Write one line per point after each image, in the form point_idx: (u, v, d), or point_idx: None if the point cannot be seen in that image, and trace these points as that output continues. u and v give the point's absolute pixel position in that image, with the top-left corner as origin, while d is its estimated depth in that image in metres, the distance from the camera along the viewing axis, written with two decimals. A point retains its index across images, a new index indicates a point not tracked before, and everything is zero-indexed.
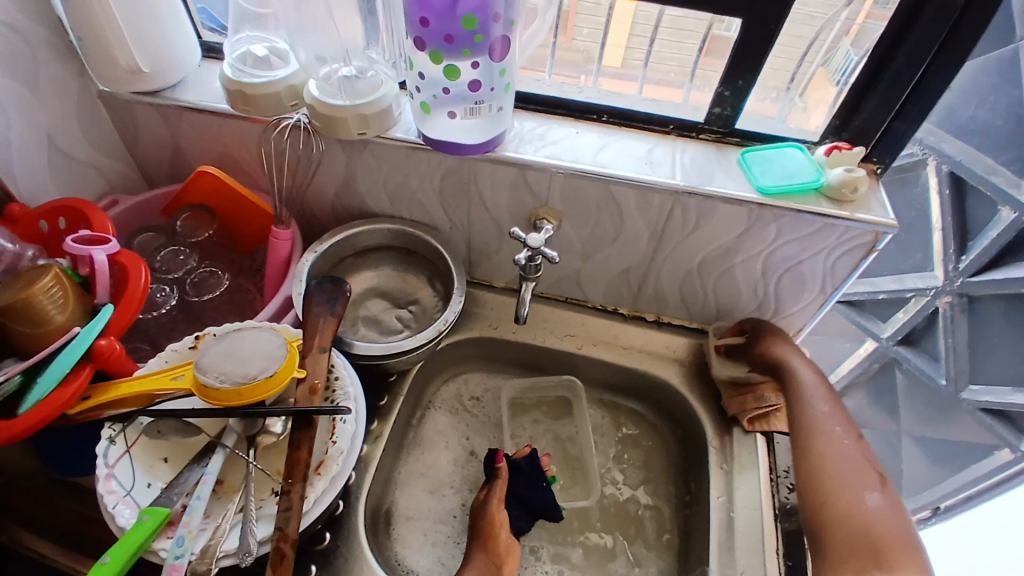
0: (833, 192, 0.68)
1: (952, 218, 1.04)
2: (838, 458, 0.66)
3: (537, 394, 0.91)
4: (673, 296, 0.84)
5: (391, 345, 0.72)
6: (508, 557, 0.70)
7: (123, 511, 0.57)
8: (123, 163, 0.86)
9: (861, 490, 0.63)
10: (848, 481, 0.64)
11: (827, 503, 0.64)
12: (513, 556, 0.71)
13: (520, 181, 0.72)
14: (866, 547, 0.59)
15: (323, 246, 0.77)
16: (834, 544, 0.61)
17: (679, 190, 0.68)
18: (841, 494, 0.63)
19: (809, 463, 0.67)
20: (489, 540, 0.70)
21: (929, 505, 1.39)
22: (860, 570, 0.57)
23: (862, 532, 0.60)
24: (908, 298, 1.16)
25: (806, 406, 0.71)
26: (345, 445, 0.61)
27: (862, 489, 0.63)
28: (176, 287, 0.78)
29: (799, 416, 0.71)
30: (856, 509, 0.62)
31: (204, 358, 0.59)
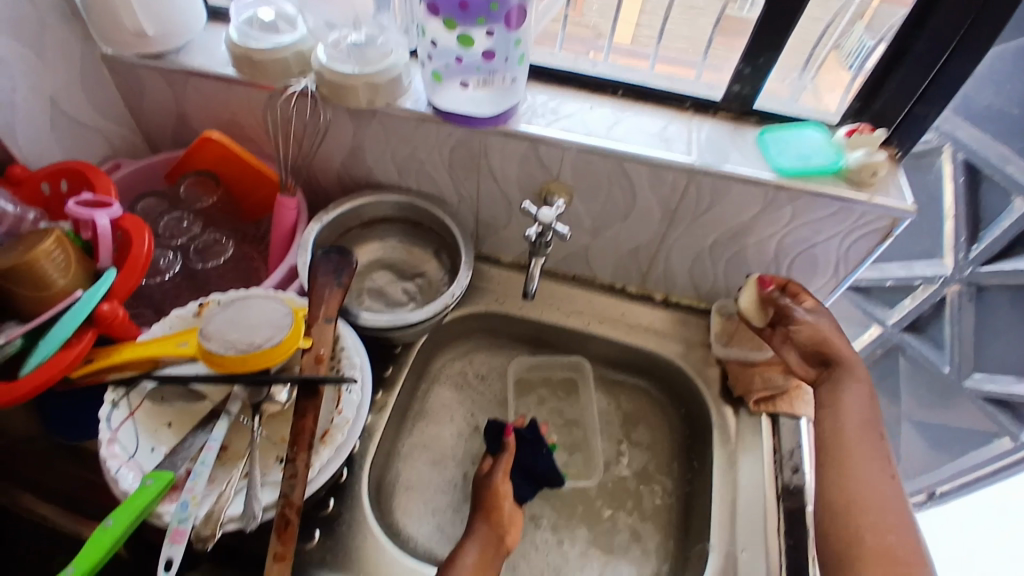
0: (852, 175, 0.66)
1: (964, 207, 1.02)
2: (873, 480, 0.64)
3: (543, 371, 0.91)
4: (682, 277, 0.83)
5: (396, 318, 0.72)
6: (511, 527, 0.71)
7: (127, 476, 0.57)
8: (126, 128, 0.85)
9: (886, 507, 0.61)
10: (878, 499, 0.62)
11: (851, 518, 0.61)
12: (515, 528, 0.71)
13: (531, 154, 0.70)
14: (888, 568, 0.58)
15: (329, 216, 0.76)
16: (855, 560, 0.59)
17: (694, 168, 0.67)
18: (878, 524, 0.61)
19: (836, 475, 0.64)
20: (495, 510, 0.70)
21: (926, 488, 1.40)
22: None
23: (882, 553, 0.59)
24: (917, 286, 1.14)
25: (849, 412, 0.67)
26: (350, 415, 0.62)
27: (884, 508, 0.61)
28: (180, 253, 0.78)
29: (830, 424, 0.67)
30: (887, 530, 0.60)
31: (208, 326, 0.60)
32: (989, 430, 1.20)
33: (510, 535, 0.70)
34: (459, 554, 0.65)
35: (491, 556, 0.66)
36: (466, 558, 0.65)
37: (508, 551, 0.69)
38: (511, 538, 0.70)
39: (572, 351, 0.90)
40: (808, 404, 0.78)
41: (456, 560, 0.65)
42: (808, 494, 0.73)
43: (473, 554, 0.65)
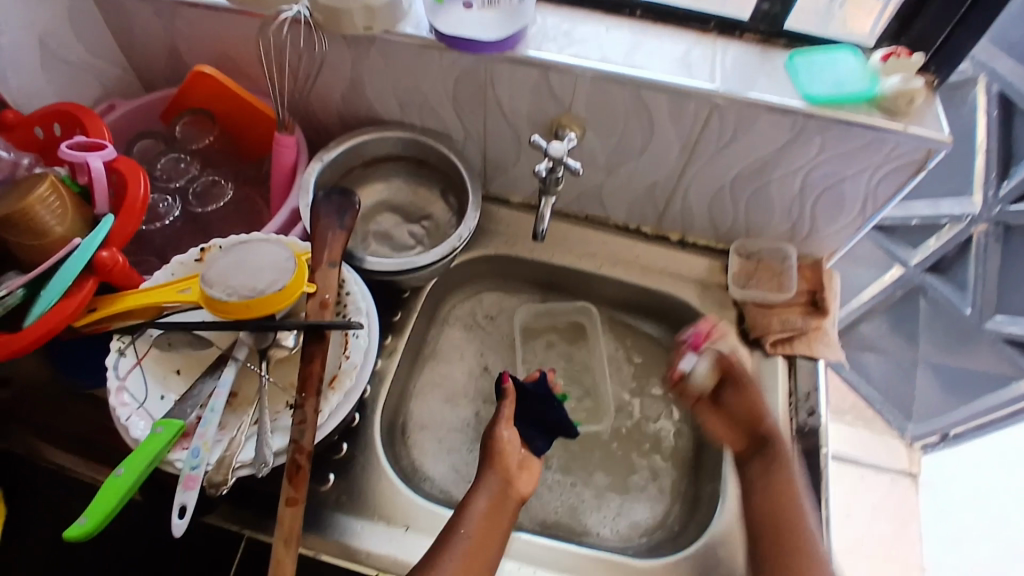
0: (886, 102, 0.62)
1: (996, 141, 0.97)
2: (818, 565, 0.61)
3: (551, 317, 0.88)
4: (701, 215, 0.80)
5: (403, 261, 0.70)
6: (520, 472, 0.70)
7: (138, 424, 0.56)
8: (119, 67, 0.80)
9: None
10: None
11: None
12: (525, 475, 0.70)
13: (541, 84, 0.66)
14: None
15: (331, 154, 0.73)
16: None
17: (717, 96, 0.62)
18: None
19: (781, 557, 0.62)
20: (501, 456, 0.70)
21: (938, 431, 1.42)
22: None
23: None
24: (943, 224, 1.10)
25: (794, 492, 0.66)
26: (358, 360, 0.60)
27: None
28: (179, 197, 0.76)
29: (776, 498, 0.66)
30: None
31: (210, 272, 0.57)
32: (1007, 374, 1.18)
33: (520, 480, 0.69)
34: (468, 501, 0.64)
35: (502, 500, 0.66)
36: (476, 504, 0.64)
37: (522, 497, 0.68)
38: (522, 485, 0.69)
39: (579, 296, 0.87)
40: (826, 346, 0.76)
41: (466, 507, 0.64)
42: (823, 435, 0.72)
43: (483, 499, 0.65)
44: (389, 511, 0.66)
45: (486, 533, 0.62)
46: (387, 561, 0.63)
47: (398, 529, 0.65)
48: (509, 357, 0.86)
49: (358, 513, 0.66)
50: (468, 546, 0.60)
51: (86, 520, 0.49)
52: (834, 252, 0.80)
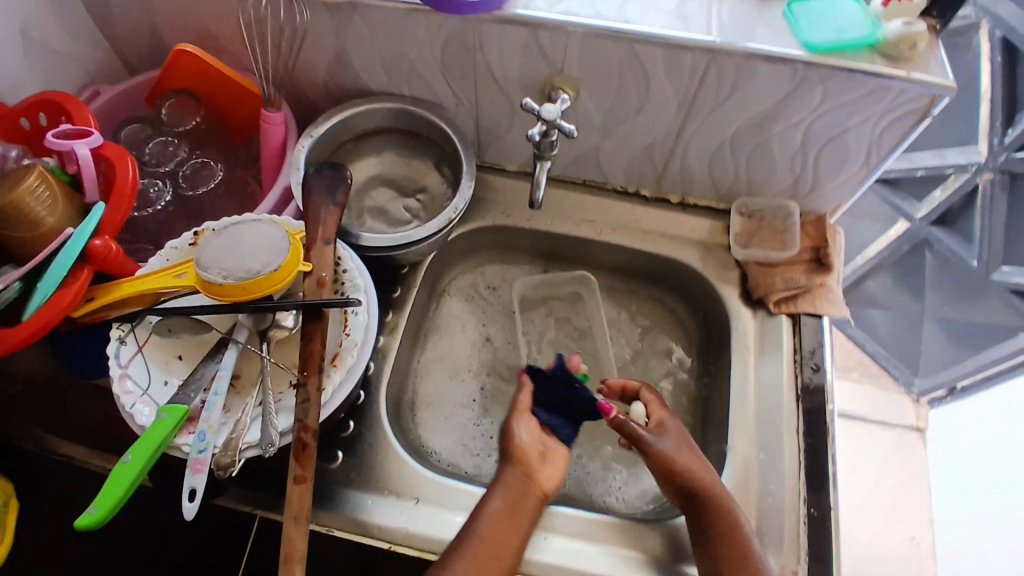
0: (889, 48, 0.60)
1: (1001, 90, 0.95)
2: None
3: (551, 288, 0.87)
4: (701, 175, 0.78)
5: (399, 236, 0.68)
6: (542, 465, 0.66)
7: (143, 410, 0.56)
8: (103, 52, 0.78)
9: None
10: None
11: None
12: (550, 467, 0.66)
13: (531, 44, 0.64)
14: None
15: (320, 130, 0.71)
16: None
17: (715, 47, 0.60)
18: None
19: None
20: (519, 453, 0.65)
21: (944, 385, 1.43)
22: None
23: None
24: (948, 175, 1.08)
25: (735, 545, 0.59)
26: (359, 337, 0.59)
27: None
28: (169, 181, 0.74)
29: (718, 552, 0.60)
30: None
31: (203, 255, 0.56)
32: (1014, 325, 1.17)
33: (542, 474, 0.65)
34: (484, 502, 0.61)
35: (520, 500, 0.62)
36: (490, 505, 0.61)
37: (545, 492, 0.64)
38: (545, 479, 0.65)
39: (579, 265, 0.85)
40: (831, 303, 0.75)
41: (481, 508, 0.61)
42: (828, 392, 0.72)
43: (497, 501, 0.61)
44: (398, 484, 0.66)
45: (498, 539, 0.59)
46: (400, 532, 0.63)
47: (408, 502, 0.65)
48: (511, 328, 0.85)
49: (368, 488, 0.66)
50: (479, 553, 0.57)
51: (96, 508, 0.49)
52: (837, 208, 0.79)
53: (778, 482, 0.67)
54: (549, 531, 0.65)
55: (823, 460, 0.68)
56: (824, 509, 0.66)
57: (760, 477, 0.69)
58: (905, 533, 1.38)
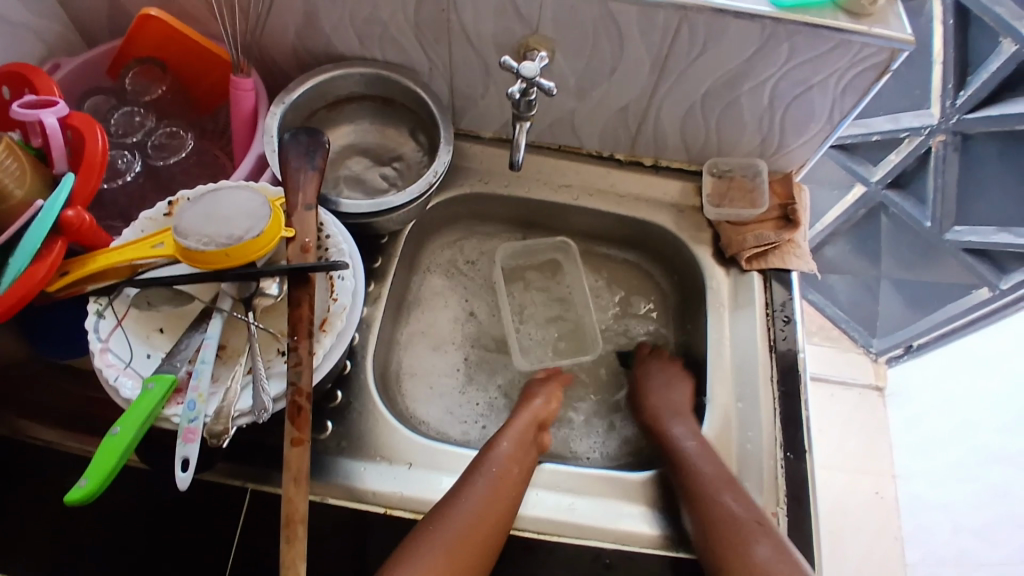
0: (851, 4, 0.62)
1: (953, 52, 0.98)
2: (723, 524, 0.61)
3: (530, 255, 0.89)
4: (674, 137, 0.79)
5: (378, 202, 0.68)
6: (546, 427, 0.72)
7: (126, 384, 0.55)
8: (59, 22, 0.75)
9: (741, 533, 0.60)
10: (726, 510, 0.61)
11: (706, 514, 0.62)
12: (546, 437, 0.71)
13: (505, 3, 0.64)
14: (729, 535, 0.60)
15: (292, 96, 0.70)
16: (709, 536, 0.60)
17: (686, 5, 0.61)
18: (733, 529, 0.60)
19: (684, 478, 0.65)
20: (538, 412, 0.71)
21: (902, 343, 1.49)
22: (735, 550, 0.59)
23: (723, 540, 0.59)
24: (902, 138, 1.11)
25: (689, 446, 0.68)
26: (347, 301, 0.60)
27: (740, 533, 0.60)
28: (138, 152, 0.72)
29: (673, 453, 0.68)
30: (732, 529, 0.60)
31: (182, 223, 0.55)
32: (968, 282, 1.23)
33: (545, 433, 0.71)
34: (498, 441, 0.66)
35: (528, 444, 0.67)
36: (502, 446, 0.65)
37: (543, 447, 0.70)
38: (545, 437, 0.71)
39: (558, 230, 0.87)
40: (799, 258, 0.78)
41: (493, 449, 0.65)
42: (799, 346, 0.75)
43: (510, 440, 0.66)
44: (390, 450, 0.67)
45: (511, 471, 0.63)
46: (395, 496, 0.64)
47: (401, 467, 0.66)
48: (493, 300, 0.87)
49: (360, 455, 0.66)
50: (494, 485, 0.61)
51: (85, 481, 0.48)
52: (802, 166, 0.81)
53: (757, 429, 0.71)
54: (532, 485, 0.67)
55: (798, 406, 0.71)
56: (800, 451, 0.69)
57: (740, 425, 0.72)
58: (872, 487, 1.45)
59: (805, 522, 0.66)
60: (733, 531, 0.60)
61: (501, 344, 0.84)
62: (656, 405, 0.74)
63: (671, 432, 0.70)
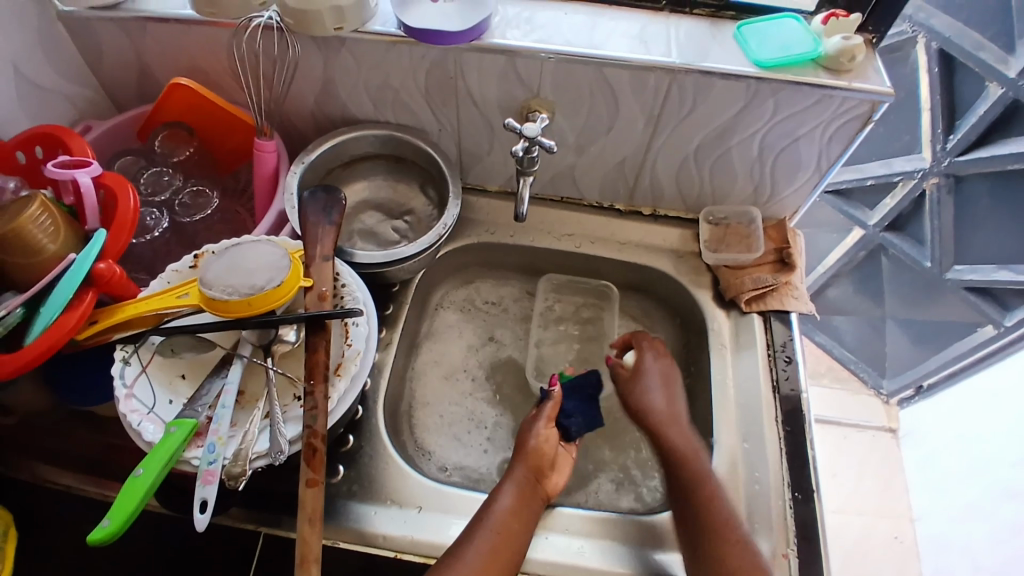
0: (830, 62, 0.66)
1: (940, 97, 1.04)
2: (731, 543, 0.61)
3: (573, 290, 0.92)
4: (670, 187, 0.84)
5: (391, 253, 0.72)
6: (551, 473, 0.69)
7: (149, 427, 0.57)
8: (90, 89, 0.80)
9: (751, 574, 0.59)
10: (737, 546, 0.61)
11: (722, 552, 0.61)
12: (557, 473, 0.70)
13: (508, 70, 0.69)
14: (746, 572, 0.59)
15: (311, 156, 0.75)
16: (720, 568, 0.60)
17: (674, 68, 0.67)
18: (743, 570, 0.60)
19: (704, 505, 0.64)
20: (536, 455, 0.69)
21: (912, 385, 1.49)
22: None
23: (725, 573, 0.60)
24: (896, 182, 1.16)
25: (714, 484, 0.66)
26: (361, 346, 0.62)
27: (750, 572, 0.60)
28: (165, 209, 0.77)
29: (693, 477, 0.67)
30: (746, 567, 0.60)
31: (207, 275, 0.59)
32: (972, 321, 1.24)
33: (551, 479, 0.68)
34: (496, 498, 0.64)
35: (529, 499, 0.65)
36: (501, 502, 0.63)
37: (550, 497, 0.67)
38: (550, 486, 0.68)
39: (602, 277, 0.90)
40: (797, 300, 0.81)
41: (492, 505, 0.63)
42: (802, 387, 0.76)
43: (509, 496, 0.64)
44: (400, 494, 0.68)
45: (512, 531, 0.61)
46: (405, 541, 0.65)
47: (411, 510, 0.67)
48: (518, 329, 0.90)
49: (371, 498, 0.67)
50: (493, 544, 0.59)
51: (109, 521, 0.50)
52: (795, 212, 0.85)
53: (763, 469, 0.71)
54: (551, 531, 0.67)
55: (803, 445, 0.72)
56: (807, 492, 0.69)
57: (746, 465, 0.72)
58: (889, 532, 1.43)
59: (817, 563, 0.65)
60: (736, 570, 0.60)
61: (518, 372, 0.86)
62: (664, 410, 0.73)
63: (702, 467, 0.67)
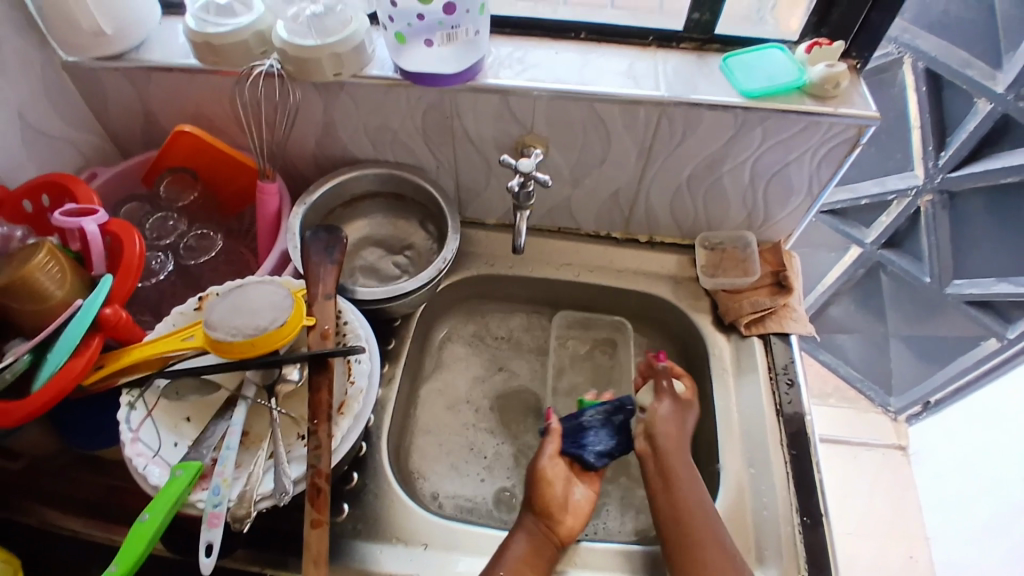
0: (815, 89, 0.68)
1: (929, 116, 1.05)
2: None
3: (589, 328, 0.92)
4: (665, 216, 0.85)
5: (391, 289, 0.73)
6: (564, 515, 0.67)
7: (155, 471, 0.58)
8: (95, 135, 0.82)
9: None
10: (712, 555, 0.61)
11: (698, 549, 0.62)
12: (570, 516, 0.68)
13: (502, 109, 0.71)
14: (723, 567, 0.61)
15: (312, 197, 0.77)
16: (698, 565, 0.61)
17: (664, 101, 0.68)
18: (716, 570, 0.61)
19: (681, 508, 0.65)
20: (540, 500, 0.67)
21: (919, 401, 1.48)
22: None
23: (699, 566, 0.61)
24: (890, 201, 1.17)
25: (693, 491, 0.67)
26: (363, 384, 0.63)
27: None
28: (170, 253, 0.78)
29: (671, 482, 0.68)
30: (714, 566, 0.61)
31: (211, 317, 0.60)
32: (975, 335, 1.24)
33: (564, 523, 0.67)
34: (508, 544, 0.64)
35: (541, 547, 0.64)
36: (515, 548, 0.63)
37: (564, 542, 0.66)
38: (564, 530, 0.66)
39: (615, 313, 0.91)
40: (796, 322, 0.81)
41: (506, 550, 0.63)
42: (805, 409, 0.76)
43: (523, 541, 0.64)
44: (406, 531, 0.68)
45: None
46: None
47: (417, 548, 0.67)
48: (531, 362, 0.90)
49: (376, 537, 0.67)
50: None
51: (116, 566, 0.50)
52: (790, 235, 0.86)
53: (771, 495, 0.71)
54: (570, 568, 0.66)
55: (809, 470, 0.72)
56: (817, 516, 0.69)
57: (753, 492, 0.72)
58: (904, 552, 1.41)
59: None
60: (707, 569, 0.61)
61: (529, 404, 0.86)
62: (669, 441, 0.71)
63: (677, 472, 0.68)
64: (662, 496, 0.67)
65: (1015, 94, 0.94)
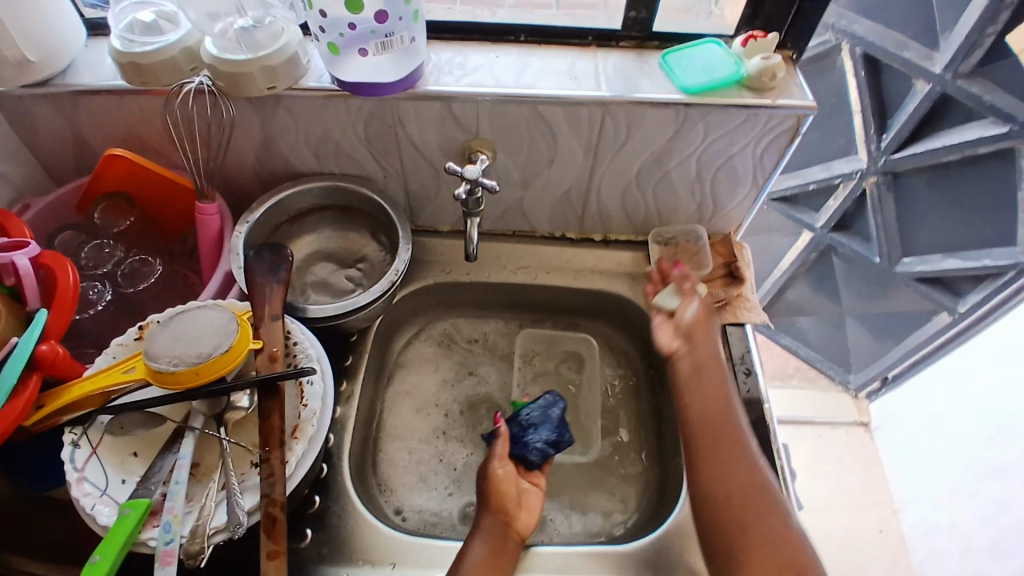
0: (753, 82, 0.69)
1: (870, 100, 1.08)
2: (760, 559, 0.61)
3: (554, 346, 0.92)
4: (617, 212, 0.85)
5: (343, 304, 0.71)
6: (519, 511, 0.68)
7: (104, 511, 0.55)
8: (27, 166, 0.78)
9: (731, 444, 0.68)
10: (721, 414, 0.71)
11: (712, 415, 0.71)
12: (526, 510, 0.68)
13: (446, 116, 0.71)
14: (725, 432, 0.69)
15: (255, 215, 0.75)
16: (709, 419, 0.71)
17: (606, 101, 0.68)
18: (723, 423, 0.70)
19: (704, 369, 0.75)
20: (497, 496, 0.67)
21: (877, 377, 1.51)
22: (715, 439, 0.69)
23: (715, 423, 0.70)
24: (837, 184, 1.20)
25: (714, 374, 0.74)
26: (316, 406, 0.62)
27: (726, 439, 0.68)
28: (108, 282, 0.75)
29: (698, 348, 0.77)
30: (720, 417, 0.70)
31: (151, 347, 0.57)
32: (927, 309, 1.27)
33: (519, 519, 0.67)
34: (466, 547, 0.63)
35: (501, 544, 0.64)
36: (474, 553, 0.62)
37: (523, 536, 0.66)
38: (522, 526, 0.67)
39: (581, 330, 0.92)
40: (750, 311, 0.82)
41: (464, 556, 0.62)
42: (763, 396, 0.77)
43: (482, 546, 0.63)
44: (373, 552, 0.66)
45: None
46: None
47: (384, 568, 0.65)
48: (501, 371, 0.89)
49: (343, 560, 0.66)
50: None
51: None
52: (740, 225, 0.87)
53: None
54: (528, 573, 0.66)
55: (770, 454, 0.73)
56: None
57: None
58: (875, 526, 1.45)
59: None
60: (717, 427, 0.70)
61: (495, 410, 0.86)
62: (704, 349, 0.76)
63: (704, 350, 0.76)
64: (691, 354, 0.77)
65: (952, 73, 0.96)
